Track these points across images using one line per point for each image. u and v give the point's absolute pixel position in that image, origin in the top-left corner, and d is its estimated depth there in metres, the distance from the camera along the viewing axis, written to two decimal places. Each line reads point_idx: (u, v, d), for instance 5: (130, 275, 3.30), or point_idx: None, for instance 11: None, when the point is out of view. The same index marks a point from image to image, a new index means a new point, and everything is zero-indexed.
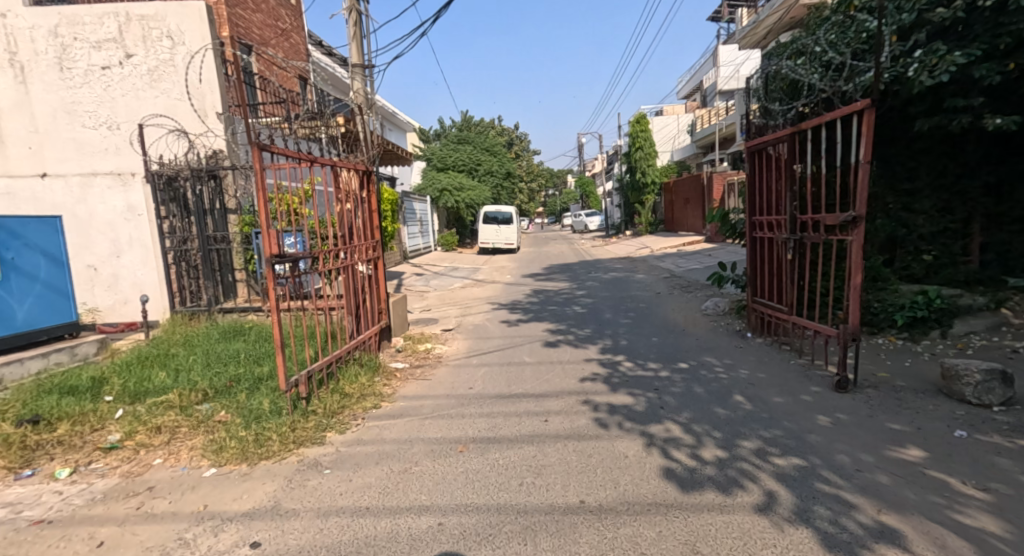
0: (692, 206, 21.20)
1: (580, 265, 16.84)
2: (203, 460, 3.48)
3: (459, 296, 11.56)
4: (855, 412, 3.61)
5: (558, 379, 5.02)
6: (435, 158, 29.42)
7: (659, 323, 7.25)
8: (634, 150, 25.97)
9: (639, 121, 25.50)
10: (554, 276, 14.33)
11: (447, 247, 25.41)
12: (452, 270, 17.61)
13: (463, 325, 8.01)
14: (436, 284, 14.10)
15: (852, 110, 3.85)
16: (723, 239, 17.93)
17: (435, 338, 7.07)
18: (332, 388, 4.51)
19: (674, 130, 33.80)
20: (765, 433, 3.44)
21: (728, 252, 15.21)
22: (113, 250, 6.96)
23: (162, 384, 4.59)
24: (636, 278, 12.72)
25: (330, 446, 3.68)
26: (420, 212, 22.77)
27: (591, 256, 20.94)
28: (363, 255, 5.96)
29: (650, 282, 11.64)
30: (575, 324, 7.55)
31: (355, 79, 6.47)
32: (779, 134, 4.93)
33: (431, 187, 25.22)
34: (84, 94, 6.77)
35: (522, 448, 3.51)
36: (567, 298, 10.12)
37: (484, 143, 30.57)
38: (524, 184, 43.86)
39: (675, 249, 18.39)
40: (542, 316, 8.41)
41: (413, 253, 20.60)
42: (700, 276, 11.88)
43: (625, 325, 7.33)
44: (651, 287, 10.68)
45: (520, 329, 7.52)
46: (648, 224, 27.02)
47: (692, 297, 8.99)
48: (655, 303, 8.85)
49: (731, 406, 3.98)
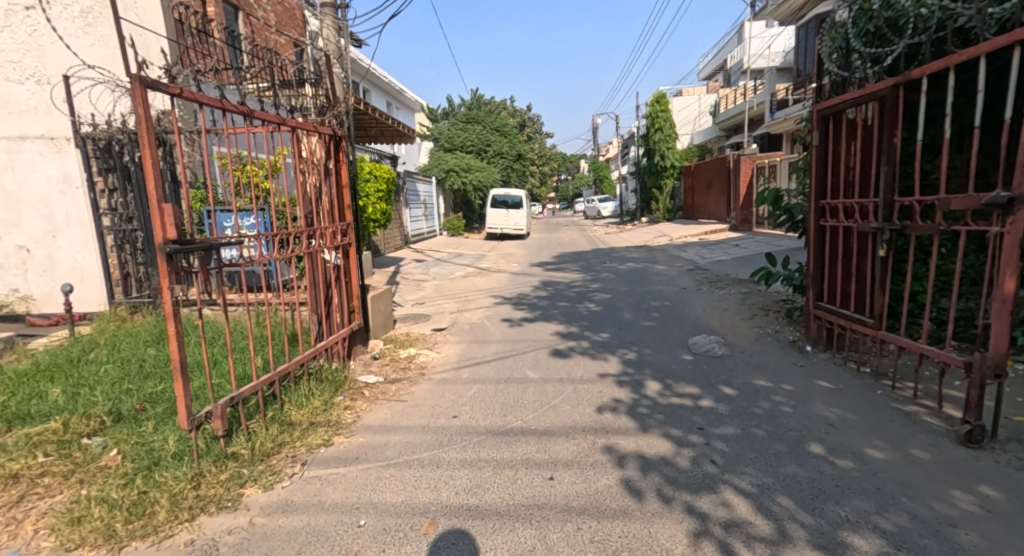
0: (714, 191, 19.92)
1: (593, 253, 15.69)
2: (50, 539, 2.38)
3: (459, 286, 10.46)
4: (1009, 490, 2.47)
5: (568, 406, 3.91)
6: (442, 137, 28.26)
7: (690, 328, 6.10)
8: (653, 131, 24.58)
9: (659, 100, 24.16)
10: (566, 265, 13.18)
11: (453, 232, 24.32)
12: (456, 256, 16.55)
13: (459, 324, 6.91)
14: (436, 272, 13.03)
15: (1016, 38, 2.65)
16: (749, 227, 16.72)
17: (424, 340, 5.99)
18: (270, 417, 3.41)
19: (695, 111, 32.25)
20: (880, 523, 2.32)
21: (755, 242, 13.95)
22: (48, 230, 5.90)
23: (53, 402, 3.52)
24: (656, 270, 11.54)
25: (242, 514, 2.58)
26: (425, 194, 21.63)
27: (604, 244, 19.77)
28: (331, 240, 4.78)
29: (672, 275, 10.45)
30: (588, 326, 6.42)
31: (325, 22, 5.25)
32: (873, 89, 3.74)
33: (437, 167, 24.08)
34: (6, 41, 5.65)
35: (517, 533, 2.41)
36: (579, 292, 8.96)
37: (493, 123, 29.29)
38: (535, 168, 42.57)
39: (695, 238, 17.14)
40: (550, 314, 7.29)
41: (416, 237, 19.56)
42: (728, 268, 10.69)
43: (648, 329, 6.18)
44: (675, 281, 9.51)
45: (525, 331, 6.40)
46: (664, 210, 25.72)
47: (724, 295, 7.81)
48: (683, 301, 7.68)
49: (811, 464, 2.86)
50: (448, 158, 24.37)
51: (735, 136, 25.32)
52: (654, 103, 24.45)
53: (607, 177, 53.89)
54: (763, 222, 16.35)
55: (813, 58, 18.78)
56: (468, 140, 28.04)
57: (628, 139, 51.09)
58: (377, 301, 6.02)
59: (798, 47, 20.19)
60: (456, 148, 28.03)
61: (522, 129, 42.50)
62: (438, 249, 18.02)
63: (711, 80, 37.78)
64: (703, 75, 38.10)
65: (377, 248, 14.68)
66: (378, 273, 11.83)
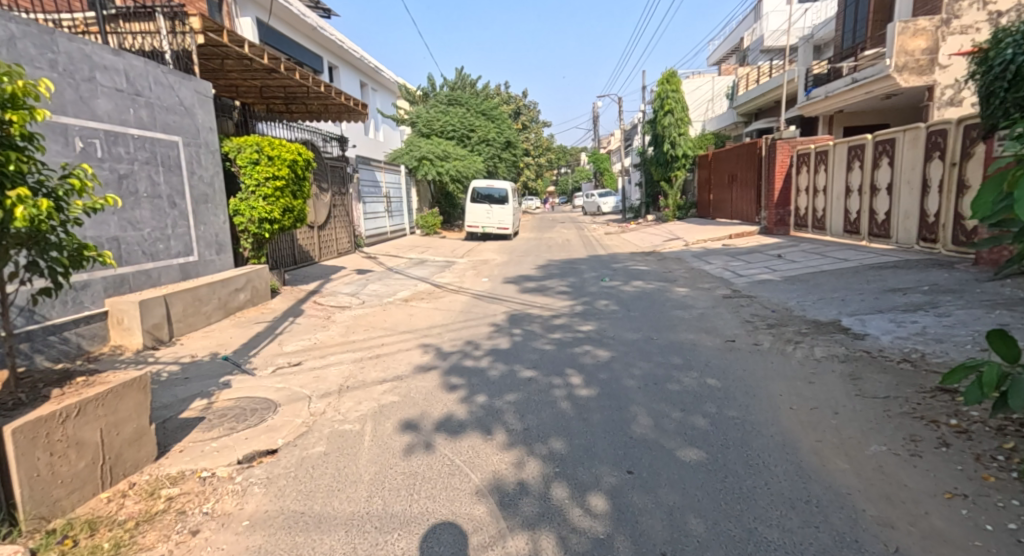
0: (737, 186, 16.60)
1: (587, 263, 12.34)
2: None
3: (385, 325, 7.07)
4: None
5: None
6: (420, 121, 24.68)
7: (789, 492, 2.70)
8: (662, 114, 21.33)
9: (669, 78, 20.92)
10: (549, 284, 9.82)
11: (427, 231, 20.98)
12: (417, 265, 13.20)
13: (311, 440, 3.52)
14: (373, 291, 9.70)
15: None
16: (785, 231, 13.71)
17: (176, 520, 2.58)
18: None
19: (708, 94, 28.91)
20: None
21: (802, 253, 10.60)
22: None
23: None
24: (673, 297, 8.16)
25: None
26: (389, 185, 18.31)
27: (603, 248, 16.44)
28: None
29: (701, 311, 7.06)
30: (564, 469, 3.06)
31: None
32: None
33: (409, 153, 20.64)
34: None
35: None
36: (557, 348, 5.59)
37: (477, 106, 26.09)
38: (529, 159, 39.22)
39: (717, 245, 13.79)
40: (498, 413, 3.94)
41: (372, 238, 16.22)
42: (782, 300, 7.30)
43: (694, 489, 2.78)
44: (708, 326, 6.14)
45: (430, 477, 3.03)
46: (674, 207, 22.28)
47: (814, 373, 4.43)
48: (739, 383, 4.30)
49: None
50: (422, 144, 20.96)
51: (760, 121, 21.99)
52: (662, 82, 21.20)
53: (607, 169, 51.05)
54: (805, 225, 13.02)
55: (865, 20, 15.36)
56: (449, 124, 24.56)
57: (631, 129, 47.71)
58: (53, 434, 2.47)
59: (842, 11, 16.80)
60: (436, 134, 24.59)
61: (515, 117, 39.07)
62: (396, 256, 14.65)
63: (723, 63, 34.42)
64: (714, 60, 34.73)
65: (302, 255, 11.32)
66: (282, 296, 8.50)
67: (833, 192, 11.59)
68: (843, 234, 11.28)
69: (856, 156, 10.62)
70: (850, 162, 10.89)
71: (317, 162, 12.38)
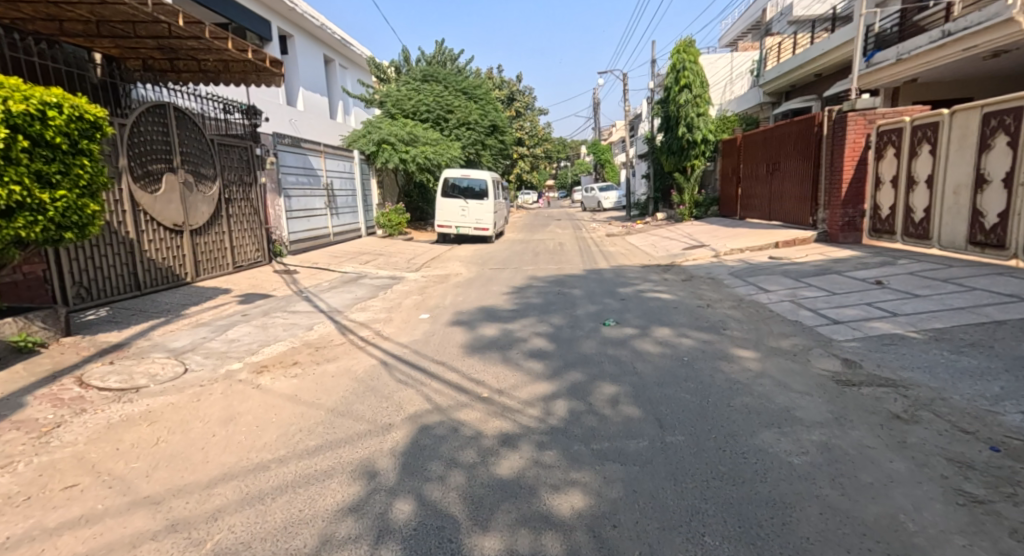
0: (780, 176, 12.84)
1: (582, 287, 8.54)
2: None
3: (139, 461, 3.27)
4: None
5: None
6: (389, 100, 20.92)
7: None
8: (677, 91, 17.70)
9: (685, 49, 17.36)
10: (520, 331, 6.04)
11: (389, 232, 17.24)
12: (344, 286, 9.43)
13: None
14: (230, 343, 5.90)
15: None
16: (857, 238, 10.04)
17: None
18: None
19: (726, 73, 25.22)
20: None
21: (913, 279, 6.84)
22: None
23: None
24: (737, 377, 4.37)
25: None
26: (333, 174, 14.51)
27: (604, 256, 12.68)
28: None
29: (820, 437, 3.28)
30: None
31: None
32: None
33: (367, 136, 16.75)
34: None
35: None
36: None
37: (458, 84, 22.25)
38: (523, 150, 35.33)
39: (762, 257, 10.02)
40: None
41: (301, 242, 12.48)
42: (981, 406, 3.52)
43: None
44: (887, 532, 2.34)
45: None
46: (690, 203, 18.53)
47: None
48: None
49: None
50: (383, 125, 17.08)
51: (793, 102, 18.32)
52: (676, 53, 17.57)
53: (608, 161, 47.32)
54: (889, 231, 9.32)
55: None
56: (423, 103, 20.70)
57: (637, 118, 43.83)
58: None
59: None
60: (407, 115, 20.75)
61: (507, 103, 35.15)
62: (327, 269, 10.88)
63: (740, 41, 30.49)
64: (730, 39, 30.91)
65: (149, 274, 7.55)
66: (23, 367, 4.68)
67: (948, 185, 7.87)
68: (968, 246, 7.58)
69: (1001, 126, 6.90)
70: (986, 137, 7.15)
71: (190, 138, 8.56)
